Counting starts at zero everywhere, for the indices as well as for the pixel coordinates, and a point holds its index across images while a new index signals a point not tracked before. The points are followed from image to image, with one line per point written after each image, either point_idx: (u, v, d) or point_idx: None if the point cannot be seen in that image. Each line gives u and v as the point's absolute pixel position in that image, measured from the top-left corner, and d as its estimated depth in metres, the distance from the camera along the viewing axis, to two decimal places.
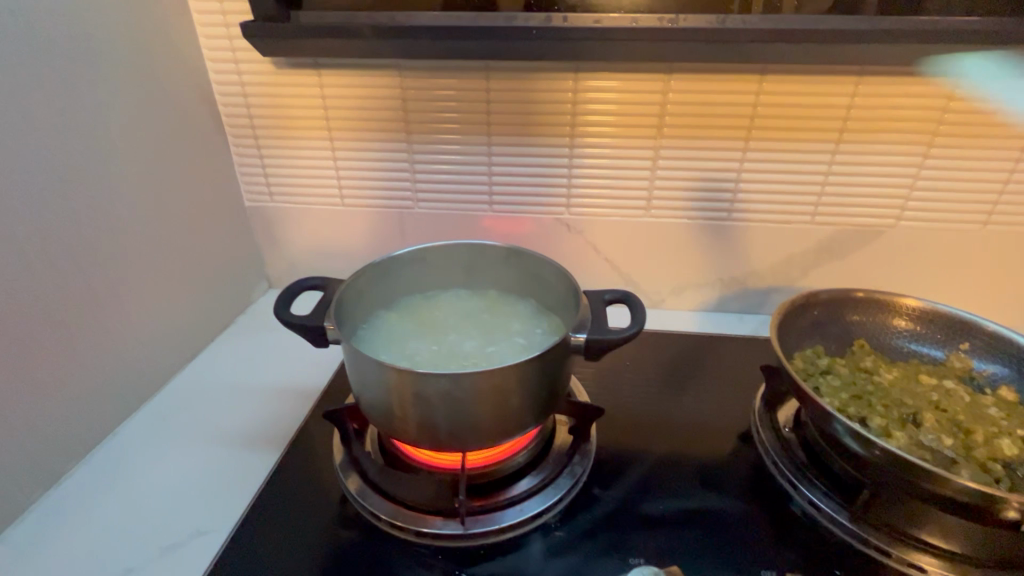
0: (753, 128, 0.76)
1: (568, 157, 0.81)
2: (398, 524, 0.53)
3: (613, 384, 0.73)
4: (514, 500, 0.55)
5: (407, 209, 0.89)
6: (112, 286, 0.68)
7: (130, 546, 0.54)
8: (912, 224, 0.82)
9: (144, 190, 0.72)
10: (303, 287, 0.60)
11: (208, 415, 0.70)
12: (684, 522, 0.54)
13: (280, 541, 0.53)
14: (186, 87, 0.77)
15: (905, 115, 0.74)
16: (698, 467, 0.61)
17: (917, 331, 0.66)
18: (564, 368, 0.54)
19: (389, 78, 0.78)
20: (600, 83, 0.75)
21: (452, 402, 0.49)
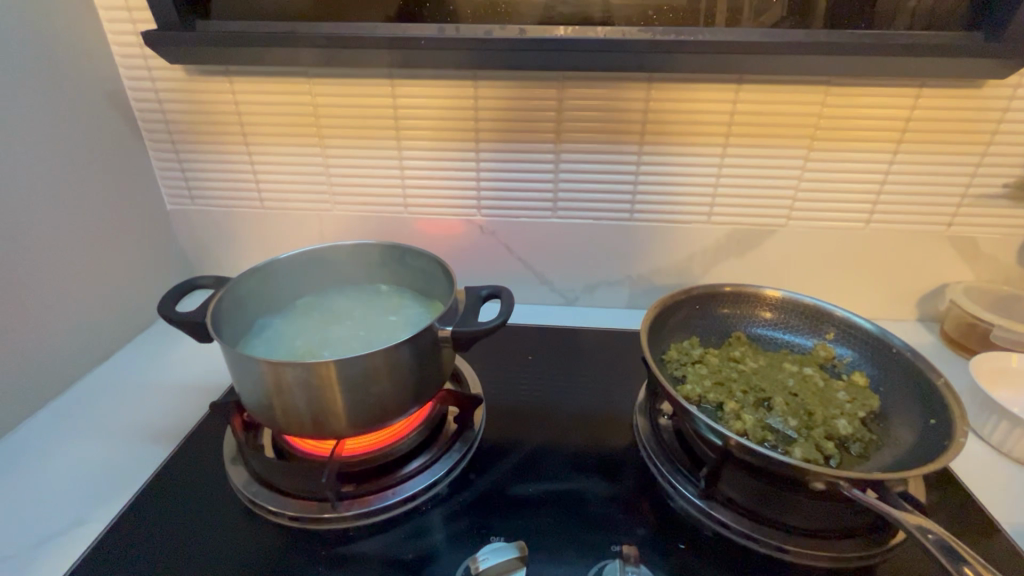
0: (646, 133, 0.81)
1: (475, 161, 0.85)
2: (273, 509, 0.56)
3: (510, 376, 0.77)
4: (388, 485, 0.58)
5: (326, 211, 0.91)
6: (17, 286, 0.69)
7: (10, 537, 0.55)
8: (800, 223, 0.87)
9: (55, 192, 0.73)
10: (192, 286, 0.62)
11: (111, 412, 0.71)
12: (547, 502, 0.58)
13: (160, 529, 0.55)
14: (99, 93, 0.79)
15: (785, 120, 0.79)
16: (573, 451, 0.65)
17: (788, 322, 0.70)
18: (434, 359, 0.57)
19: (299, 85, 0.81)
20: (499, 90, 0.79)
21: (314, 388, 0.52)
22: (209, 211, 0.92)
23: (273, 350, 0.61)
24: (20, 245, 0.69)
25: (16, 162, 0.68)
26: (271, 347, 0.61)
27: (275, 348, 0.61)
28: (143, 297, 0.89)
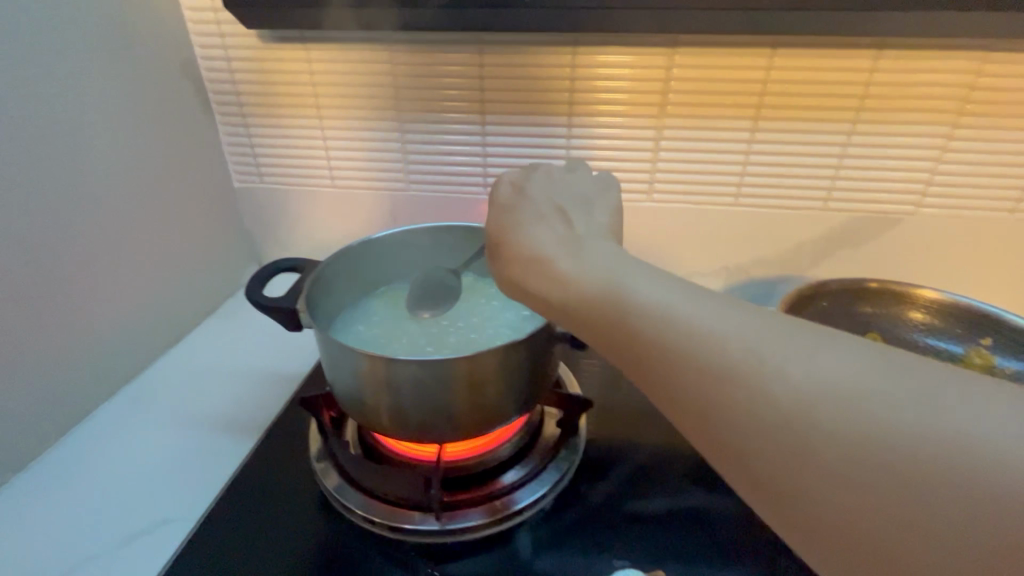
0: (763, 106, 0.72)
1: (565, 138, 0.77)
2: (370, 518, 0.50)
3: (607, 373, 0.70)
4: (495, 496, 0.52)
5: (399, 191, 0.86)
6: (90, 265, 0.65)
7: (94, 536, 0.52)
8: (932, 211, 0.76)
9: (126, 167, 0.69)
10: (277, 269, 0.57)
11: (186, 400, 0.68)
12: (671, 521, 0.52)
13: (248, 533, 0.51)
14: (170, 60, 0.74)
15: (932, 93, 0.68)
16: (689, 461, 0.58)
17: (936, 326, 0.62)
18: (549, 357, 0.51)
19: (378, 53, 0.74)
20: (599, 57, 0.71)
21: (425, 390, 0.45)
22: (277, 189, 0.88)
23: (366, 342, 0.57)
24: (91, 223, 0.65)
25: (89, 132, 0.63)
26: (364, 338, 0.57)
27: (368, 340, 0.57)
28: (210, 279, 0.85)
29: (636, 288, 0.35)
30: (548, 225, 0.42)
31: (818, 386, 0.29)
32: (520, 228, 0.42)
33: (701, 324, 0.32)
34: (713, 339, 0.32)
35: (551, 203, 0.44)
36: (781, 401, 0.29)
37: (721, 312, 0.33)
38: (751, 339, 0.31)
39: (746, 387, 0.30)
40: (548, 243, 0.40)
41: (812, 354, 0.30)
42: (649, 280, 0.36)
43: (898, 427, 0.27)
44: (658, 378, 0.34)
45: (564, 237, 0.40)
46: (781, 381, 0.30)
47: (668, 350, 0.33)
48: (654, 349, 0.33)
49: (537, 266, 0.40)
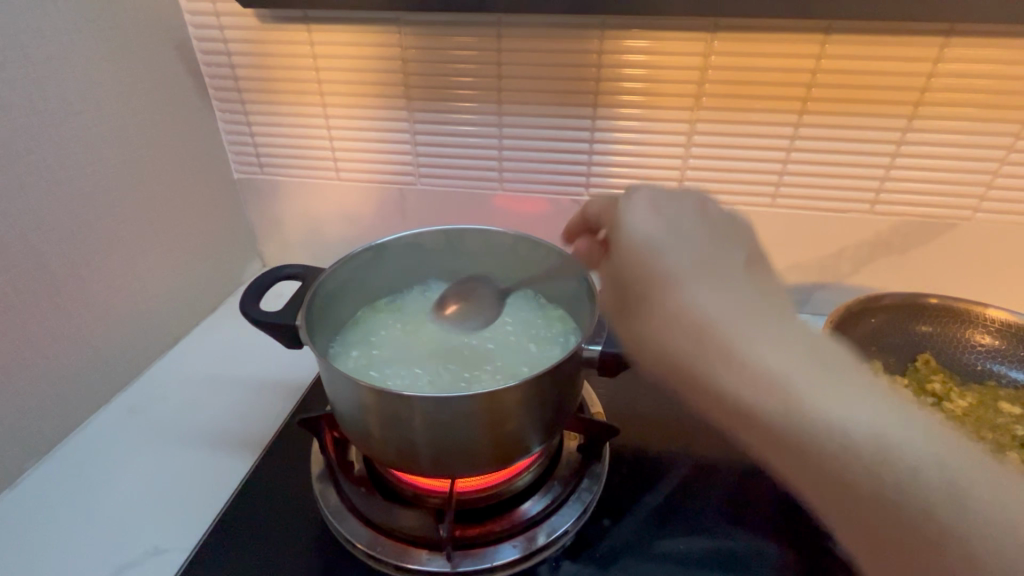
0: (810, 100, 0.65)
1: (589, 131, 0.71)
2: (375, 555, 0.46)
3: (631, 388, 0.65)
4: (511, 533, 0.48)
5: (409, 184, 0.80)
6: (75, 268, 0.61)
7: (82, 565, 0.49)
8: (990, 217, 0.70)
9: (113, 160, 0.64)
10: (275, 277, 0.52)
11: (183, 411, 0.64)
12: (704, 563, 0.47)
13: (243, 567, 0.47)
14: (161, 43, 0.68)
15: (1008, 85, 0.60)
16: (723, 495, 0.53)
17: (997, 349, 0.57)
18: (575, 384, 0.46)
19: (387, 37, 0.68)
20: (630, 42, 0.64)
21: (437, 426, 0.40)
22: (279, 181, 0.82)
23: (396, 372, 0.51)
24: (73, 223, 0.60)
25: (72, 123, 0.59)
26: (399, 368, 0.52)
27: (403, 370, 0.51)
28: (208, 276, 0.80)
29: (773, 363, 0.38)
30: (716, 293, 0.41)
31: (926, 460, 0.35)
32: (727, 304, 0.41)
33: (847, 407, 0.37)
34: (853, 426, 0.36)
35: (709, 260, 0.44)
36: (826, 452, 0.36)
37: (883, 396, 0.38)
38: (906, 420, 0.36)
39: (856, 458, 0.36)
40: (705, 313, 0.40)
41: (935, 433, 0.36)
42: (814, 361, 0.39)
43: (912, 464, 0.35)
44: (766, 440, 0.39)
45: (726, 295, 0.41)
46: (894, 449, 0.35)
47: (807, 432, 0.37)
48: (801, 424, 0.37)
49: (679, 330, 0.41)
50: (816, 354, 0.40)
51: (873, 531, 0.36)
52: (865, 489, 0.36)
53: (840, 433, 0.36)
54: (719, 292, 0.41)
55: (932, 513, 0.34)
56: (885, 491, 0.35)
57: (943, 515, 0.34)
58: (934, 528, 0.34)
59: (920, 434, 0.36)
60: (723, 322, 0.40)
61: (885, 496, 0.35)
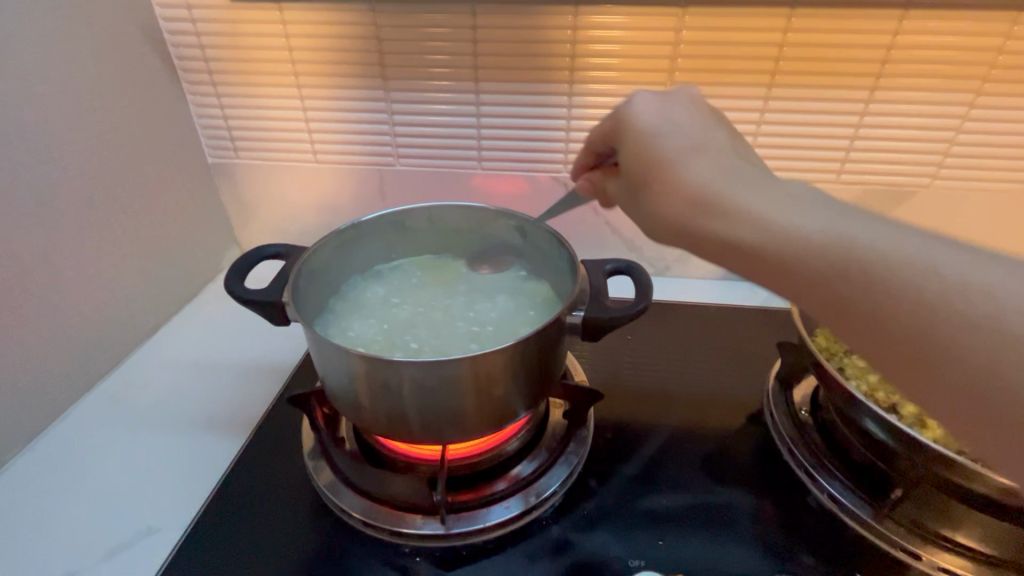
0: (778, 73, 0.67)
1: (565, 108, 0.72)
2: (372, 522, 0.48)
3: (613, 360, 0.67)
4: (501, 496, 0.49)
5: (388, 166, 0.80)
6: (46, 255, 0.59)
7: (76, 548, 0.49)
8: (947, 184, 0.73)
9: (81, 144, 0.62)
10: (258, 257, 0.52)
11: (168, 397, 0.64)
12: (688, 516, 0.50)
13: (240, 541, 0.48)
14: (126, 21, 0.66)
15: (961, 56, 0.63)
16: (703, 453, 0.56)
17: None
18: (560, 349, 0.47)
19: (360, 14, 0.68)
20: (604, 18, 0.65)
21: (426, 392, 0.41)
22: (255, 164, 0.81)
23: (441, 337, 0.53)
24: (41, 208, 0.58)
25: (37, 106, 0.57)
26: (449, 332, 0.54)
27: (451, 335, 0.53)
28: (185, 262, 0.79)
29: (801, 216, 0.32)
30: (706, 166, 0.36)
31: (999, 285, 0.27)
32: (734, 175, 0.35)
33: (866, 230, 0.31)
34: (848, 244, 0.30)
35: (692, 138, 0.38)
36: (878, 311, 0.29)
37: (943, 241, 0.30)
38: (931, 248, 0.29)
39: (915, 292, 0.28)
40: (708, 183, 0.35)
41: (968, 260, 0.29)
42: (848, 216, 0.32)
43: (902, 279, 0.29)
44: (808, 292, 0.32)
45: (696, 163, 0.36)
46: (964, 293, 0.28)
47: (853, 256, 0.30)
48: (832, 261, 0.30)
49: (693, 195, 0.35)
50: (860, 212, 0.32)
51: (912, 363, 0.29)
52: (930, 324, 0.28)
53: (890, 253, 0.29)
54: (694, 168, 0.36)
55: (964, 311, 0.27)
56: (929, 309, 0.28)
57: (1014, 328, 0.26)
58: (971, 317, 0.27)
59: (980, 260, 0.29)
60: (739, 190, 0.34)
61: (929, 309, 0.28)
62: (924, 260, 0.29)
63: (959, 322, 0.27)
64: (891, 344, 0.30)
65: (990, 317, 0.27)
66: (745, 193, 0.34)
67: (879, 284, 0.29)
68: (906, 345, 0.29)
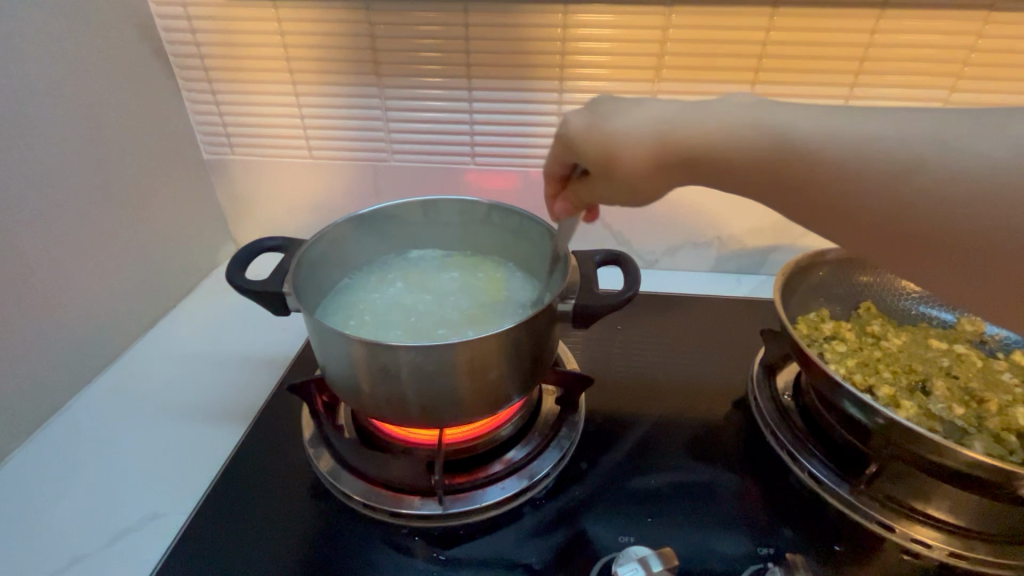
0: (761, 71, 0.69)
1: (556, 105, 0.74)
2: (371, 504, 0.49)
3: (603, 351, 0.69)
4: (496, 478, 0.51)
5: (382, 161, 0.82)
6: (45, 249, 0.60)
7: (82, 533, 0.50)
8: None
9: (79, 139, 0.63)
10: (258, 249, 0.54)
11: (168, 388, 0.65)
12: (676, 495, 0.52)
13: (243, 524, 0.49)
14: (122, 19, 0.67)
15: (935, 54, 0.66)
16: (689, 436, 0.58)
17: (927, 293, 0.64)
18: (552, 336, 0.49)
19: (354, 12, 0.69)
20: (593, 17, 0.67)
21: (424, 376, 0.43)
22: (251, 160, 0.82)
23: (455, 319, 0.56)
24: (40, 203, 0.59)
25: (36, 102, 0.58)
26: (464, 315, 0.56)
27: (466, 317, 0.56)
28: (181, 257, 0.80)
29: (801, 124, 0.35)
30: (695, 109, 0.39)
31: (983, 144, 0.32)
32: (708, 103, 0.39)
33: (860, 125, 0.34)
34: (848, 141, 0.34)
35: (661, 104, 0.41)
36: (879, 196, 0.33)
37: (925, 112, 0.34)
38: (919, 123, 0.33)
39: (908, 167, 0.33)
40: (700, 115, 0.38)
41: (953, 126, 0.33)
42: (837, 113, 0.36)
43: (899, 160, 0.33)
44: (819, 200, 0.36)
45: (679, 111, 0.39)
46: (952, 153, 0.32)
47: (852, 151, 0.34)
48: (836, 164, 0.34)
49: (692, 140, 0.38)
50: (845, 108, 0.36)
51: (914, 239, 0.34)
52: (927, 194, 0.32)
53: (876, 132, 0.34)
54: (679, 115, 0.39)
55: (954, 175, 0.32)
56: (924, 179, 0.32)
57: (995, 177, 0.31)
58: (962, 177, 0.31)
59: (959, 125, 0.33)
60: (732, 118, 0.38)
61: (925, 181, 0.32)
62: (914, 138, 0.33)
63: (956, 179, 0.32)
64: (893, 225, 0.34)
65: (980, 172, 0.31)
66: (742, 115, 0.37)
67: (881, 167, 0.33)
68: (911, 221, 0.33)
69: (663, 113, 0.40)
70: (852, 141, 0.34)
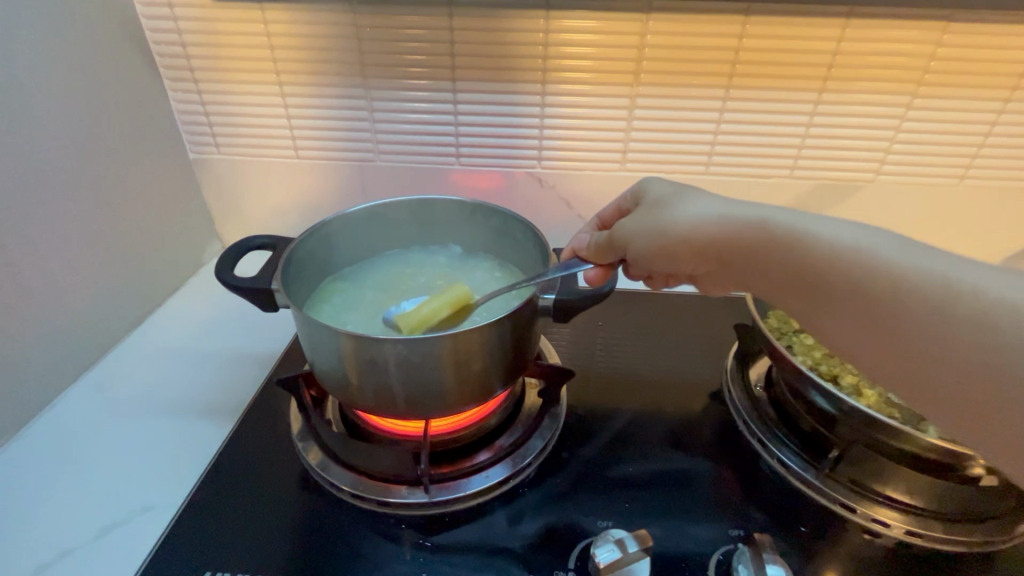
0: (734, 76, 0.72)
1: (539, 107, 0.76)
2: (360, 494, 0.51)
3: (586, 346, 0.72)
4: (480, 467, 0.53)
5: (368, 161, 0.83)
6: (31, 247, 0.60)
7: (72, 527, 0.50)
8: (889, 179, 0.80)
9: (64, 137, 0.63)
10: (246, 247, 0.55)
11: (155, 386, 0.65)
12: (652, 481, 0.54)
13: (233, 516, 0.50)
14: (107, 19, 0.67)
15: (899, 61, 0.69)
16: (666, 426, 0.60)
17: None
18: (533, 329, 0.51)
19: (340, 15, 0.70)
20: (573, 22, 0.69)
21: (410, 368, 0.45)
22: (237, 160, 0.83)
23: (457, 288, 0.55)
24: (26, 202, 0.59)
25: (22, 100, 0.58)
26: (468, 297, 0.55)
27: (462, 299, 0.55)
28: (167, 256, 0.81)
29: (829, 233, 0.40)
30: (733, 207, 0.45)
31: (982, 289, 0.35)
32: (751, 204, 0.45)
33: (886, 249, 0.38)
34: (869, 262, 0.38)
35: (711, 198, 0.47)
36: (886, 314, 0.37)
37: (954, 258, 0.37)
38: (941, 262, 0.36)
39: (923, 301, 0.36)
40: (731, 212, 0.45)
41: (974, 273, 0.36)
42: (870, 233, 0.39)
43: (910, 291, 0.36)
44: (835, 300, 0.40)
45: (720, 208, 0.45)
46: (949, 289, 0.35)
47: (858, 268, 0.38)
48: (850, 275, 0.39)
49: (727, 229, 0.44)
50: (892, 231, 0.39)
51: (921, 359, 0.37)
52: (928, 327, 0.36)
53: (897, 261, 0.37)
54: (718, 210, 0.45)
55: (963, 312, 0.35)
56: (932, 311, 0.36)
57: (1002, 323, 0.33)
58: (971, 318, 0.34)
59: (978, 273, 0.36)
60: (767, 211, 0.43)
61: (933, 312, 0.36)
62: (928, 272, 0.36)
63: (952, 319, 0.35)
64: (899, 342, 0.38)
65: (986, 319, 0.34)
66: (773, 218, 0.43)
67: (889, 290, 0.37)
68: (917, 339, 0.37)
69: (704, 207, 0.46)
70: (871, 261, 0.38)
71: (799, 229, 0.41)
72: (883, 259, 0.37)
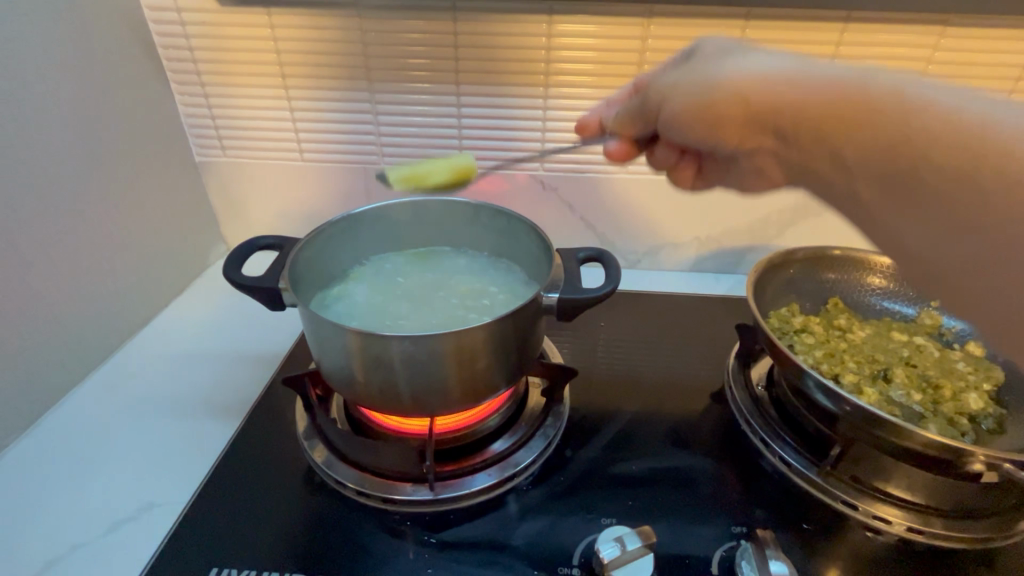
0: None
1: (541, 110, 0.77)
2: (365, 491, 0.51)
3: (589, 347, 0.72)
4: (484, 465, 0.54)
5: (372, 164, 0.84)
6: (40, 247, 0.61)
7: (80, 523, 0.51)
8: None
9: (73, 139, 0.64)
10: (254, 247, 0.56)
11: (162, 385, 0.66)
12: (655, 478, 0.55)
13: (239, 512, 0.51)
14: (116, 23, 0.68)
15: (897, 65, 0.70)
16: (668, 425, 0.61)
17: (890, 289, 0.68)
18: (537, 328, 0.52)
19: (346, 20, 0.71)
20: (574, 27, 0.70)
21: (416, 365, 0.45)
22: (243, 162, 0.84)
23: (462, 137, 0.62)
24: (37, 202, 0.60)
25: (33, 102, 0.59)
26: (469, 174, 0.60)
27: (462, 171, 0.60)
28: (173, 258, 0.81)
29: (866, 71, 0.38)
30: (774, 57, 0.44)
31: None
32: (796, 57, 0.43)
33: (924, 91, 0.35)
34: (905, 91, 0.36)
35: (753, 53, 0.46)
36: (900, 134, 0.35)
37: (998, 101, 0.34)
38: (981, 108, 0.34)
39: (996, 143, 0.32)
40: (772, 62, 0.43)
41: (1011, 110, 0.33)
42: (910, 81, 0.36)
43: (941, 116, 0.34)
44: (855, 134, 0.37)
45: (762, 60, 0.43)
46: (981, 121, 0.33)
47: (890, 103, 0.36)
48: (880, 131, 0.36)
49: (755, 80, 0.42)
50: (955, 85, 0.36)
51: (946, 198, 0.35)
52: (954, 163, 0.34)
53: (929, 97, 0.35)
54: (759, 60, 0.44)
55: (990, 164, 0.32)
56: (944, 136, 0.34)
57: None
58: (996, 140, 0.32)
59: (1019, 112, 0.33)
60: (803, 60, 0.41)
61: (962, 157, 0.33)
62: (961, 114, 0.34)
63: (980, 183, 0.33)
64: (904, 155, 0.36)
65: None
66: (807, 62, 0.41)
67: (915, 122, 0.35)
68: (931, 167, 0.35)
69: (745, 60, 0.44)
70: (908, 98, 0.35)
71: (832, 72, 0.39)
72: (916, 96, 0.35)
